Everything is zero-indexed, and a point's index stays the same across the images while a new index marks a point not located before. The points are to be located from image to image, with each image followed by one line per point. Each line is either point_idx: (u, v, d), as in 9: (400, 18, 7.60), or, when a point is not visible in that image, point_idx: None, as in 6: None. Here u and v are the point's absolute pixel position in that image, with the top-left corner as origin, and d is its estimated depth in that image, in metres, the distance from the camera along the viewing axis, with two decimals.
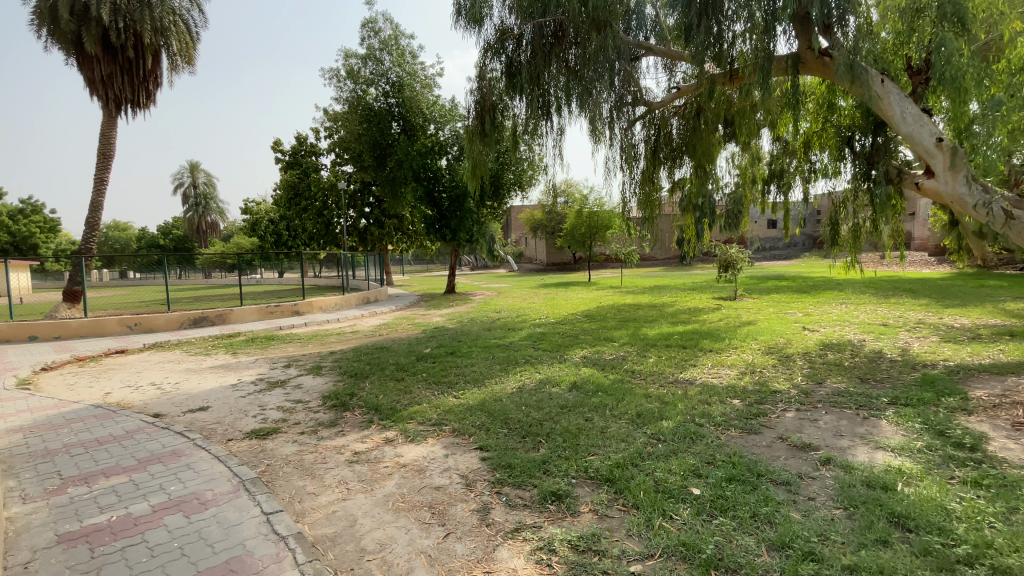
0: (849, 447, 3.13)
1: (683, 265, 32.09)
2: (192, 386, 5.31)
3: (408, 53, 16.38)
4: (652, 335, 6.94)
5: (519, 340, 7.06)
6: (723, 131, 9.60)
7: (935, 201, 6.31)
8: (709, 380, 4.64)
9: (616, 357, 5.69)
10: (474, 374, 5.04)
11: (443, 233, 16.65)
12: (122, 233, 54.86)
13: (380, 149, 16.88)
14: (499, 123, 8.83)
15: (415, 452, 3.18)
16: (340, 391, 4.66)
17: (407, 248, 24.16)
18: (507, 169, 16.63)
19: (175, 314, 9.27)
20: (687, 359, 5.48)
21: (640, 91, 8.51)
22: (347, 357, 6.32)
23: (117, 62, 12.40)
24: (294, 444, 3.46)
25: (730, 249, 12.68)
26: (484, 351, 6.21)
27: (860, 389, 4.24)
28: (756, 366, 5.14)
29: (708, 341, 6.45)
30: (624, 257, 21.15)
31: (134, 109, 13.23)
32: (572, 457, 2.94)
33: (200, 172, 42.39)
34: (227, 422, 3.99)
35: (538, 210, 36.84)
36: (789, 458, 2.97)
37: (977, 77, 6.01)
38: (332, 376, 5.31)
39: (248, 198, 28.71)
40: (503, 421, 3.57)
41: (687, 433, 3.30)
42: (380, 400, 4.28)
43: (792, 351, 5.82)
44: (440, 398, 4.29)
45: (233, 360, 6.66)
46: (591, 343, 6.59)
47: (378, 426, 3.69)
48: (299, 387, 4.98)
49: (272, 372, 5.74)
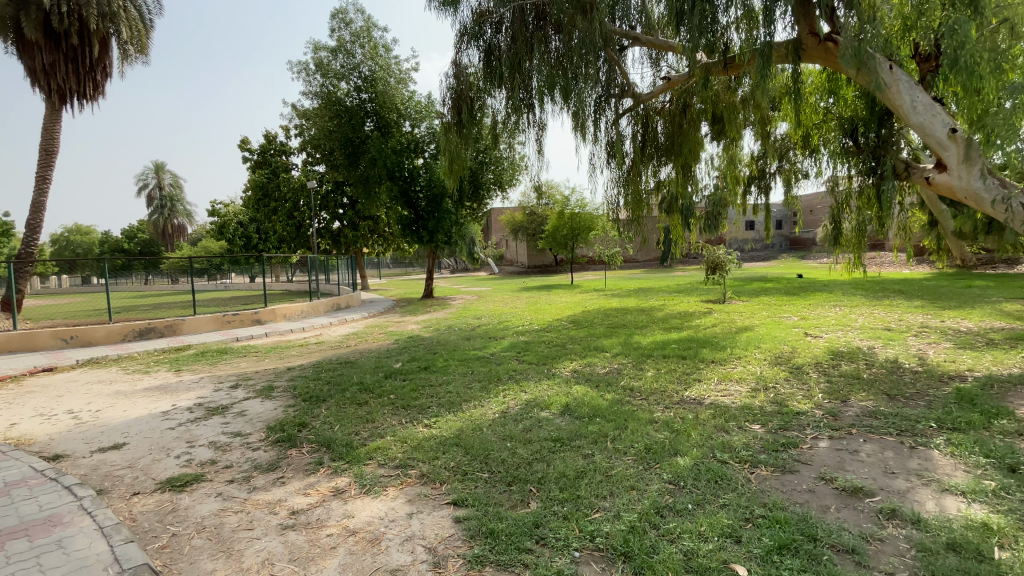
0: (909, 491, 2.54)
1: (665, 268, 31.90)
2: (114, 415, 4.50)
3: (381, 46, 15.61)
4: (646, 344, 6.35)
5: (501, 351, 6.37)
6: (710, 128, 9.08)
7: (945, 198, 5.94)
8: (720, 400, 4.04)
9: (610, 371, 5.06)
10: (449, 396, 4.34)
11: (419, 235, 15.92)
12: (83, 236, 52.39)
13: (352, 147, 16.06)
14: (477, 115, 8.11)
15: (370, 510, 2.48)
16: (289, 420, 3.93)
17: (383, 251, 23.26)
18: (486, 168, 15.98)
19: (118, 325, 8.30)
20: (689, 372, 4.89)
21: (627, 82, 7.94)
22: (306, 375, 5.54)
23: (61, 51, 11.30)
24: (217, 499, 2.73)
25: (718, 249, 12.17)
26: (462, 366, 5.52)
27: (894, 410, 3.68)
28: (769, 380, 4.57)
29: (708, 350, 5.87)
30: (608, 258, 20.68)
31: (81, 102, 12.13)
32: (572, 516, 2.29)
33: (165, 173, 40.62)
34: (140, 468, 3.23)
35: (519, 211, 36.26)
36: (841, 510, 2.38)
37: (989, 62, 5.64)
38: (284, 401, 4.56)
39: (216, 199, 27.42)
40: (483, 462, 2.90)
41: (710, 473, 2.68)
42: (335, 433, 3.56)
43: (802, 362, 5.28)
44: (408, 429, 3.59)
45: (174, 379, 5.83)
46: (581, 354, 5.97)
47: (329, 471, 2.98)
48: (243, 415, 4.22)
49: (215, 395, 4.96)
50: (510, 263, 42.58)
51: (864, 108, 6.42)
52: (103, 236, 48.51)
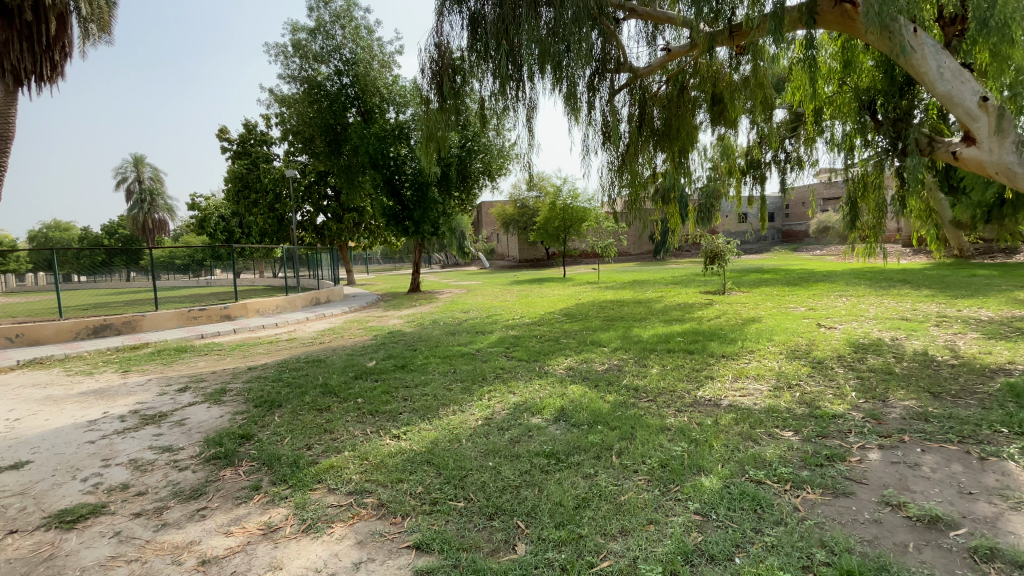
0: (1000, 519, 1.99)
1: (659, 260, 31.55)
2: (32, 426, 3.84)
3: (363, 27, 14.80)
4: (647, 337, 5.78)
5: (488, 347, 5.76)
6: (707, 113, 8.40)
7: (973, 173, 5.36)
8: (739, 402, 3.47)
9: (609, 368, 4.47)
10: (424, 400, 3.72)
11: (404, 226, 15.23)
12: (62, 233, 51.16)
13: (333, 135, 15.27)
14: (461, 91, 7.37)
15: (305, 559, 1.87)
16: (232, 431, 3.29)
17: (370, 245, 22.53)
18: (474, 156, 15.32)
19: (69, 322, 7.55)
20: (699, 368, 4.32)
21: (624, 56, 7.20)
22: (265, 375, 4.90)
23: (13, 27, 9.92)
24: (111, 543, 2.11)
25: (717, 239, 11.59)
26: (443, 364, 4.90)
27: (947, 412, 3.12)
28: (792, 377, 4.01)
29: (716, 343, 5.29)
30: (601, 251, 20.01)
31: (37, 84, 10.77)
32: (574, 568, 1.70)
33: (145, 166, 39.36)
34: (31, 498, 2.60)
35: (511, 204, 35.59)
36: (924, 548, 1.82)
37: (1019, 23, 5.12)
38: (234, 407, 3.92)
39: (196, 193, 26.46)
40: (459, 488, 2.30)
41: (745, 500, 2.10)
42: (282, 448, 2.94)
43: (822, 355, 4.74)
44: (371, 442, 2.96)
45: (118, 381, 5.16)
46: (577, 349, 5.39)
47: (265, 499, 2.38)
48: (180, 424, 3.59)
49: (156, 400, 4.31)
50: (501, 257, 41.94)
51: (883, 79, 5.91)
52: (83, 232, 47.21)
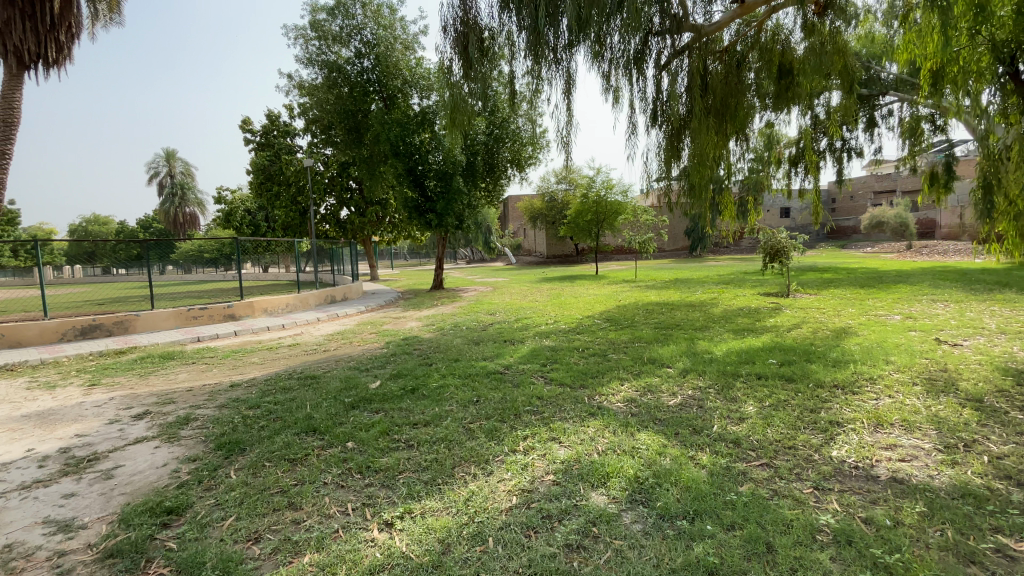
0: None
1: (695, 257, 29.92)
2: None
3: (385, 5, 13.74)
4: (720, 354, 4.59)
5: (520, 363, 4.68)
6: (768, 94, 6.62)
7: None
8: (905, 474, 2.29)
9: (685, 403, 3.31)
10: (435, 451, 2.65)
11: (427, 219, 14.33)
12: (101, 226, 52.65)
13: (354, 122, 14.55)
14: (490, 74, 5.94)
15: None
16: (165, 499, 2.30)
17: (393, 239, 21.75)
18: (502, 144, 14.28)
19: (55, 322, 6.81)
20: (815, 408, 3.12)
21: (685, 11, 5.75)
22: (245, 398, 3.93)
23: (16, 6, 8.73)
24: None
25: (778, 233, 10.17)
26: (464, 388, 3.83)
27: None
28: (961, 429, 2.78)
29: (818, 366, 4.06)
30: (640, 247, 18.61)
31: (44, 67, 9.69)
32: None
33: (178, 160, 39.67)
34: None
35: (538, 197, 34.37)
36: None
37: None
38: (188, 448, 2.95)
39: (221, 187, 26.08)
40: None
41: None
42: (217, 545, 1.92)
43: (979, 389, 3.47)
44: (351, 539, 1.91)
45: (75, 400, 4.27)
46: (634, 369, 4.26)
47: None
48: (105, 479, 2.64)
49: (103, 432, 3.39)
50: (528, 253, 40.71)
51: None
52: (119, 227, 48.15)
